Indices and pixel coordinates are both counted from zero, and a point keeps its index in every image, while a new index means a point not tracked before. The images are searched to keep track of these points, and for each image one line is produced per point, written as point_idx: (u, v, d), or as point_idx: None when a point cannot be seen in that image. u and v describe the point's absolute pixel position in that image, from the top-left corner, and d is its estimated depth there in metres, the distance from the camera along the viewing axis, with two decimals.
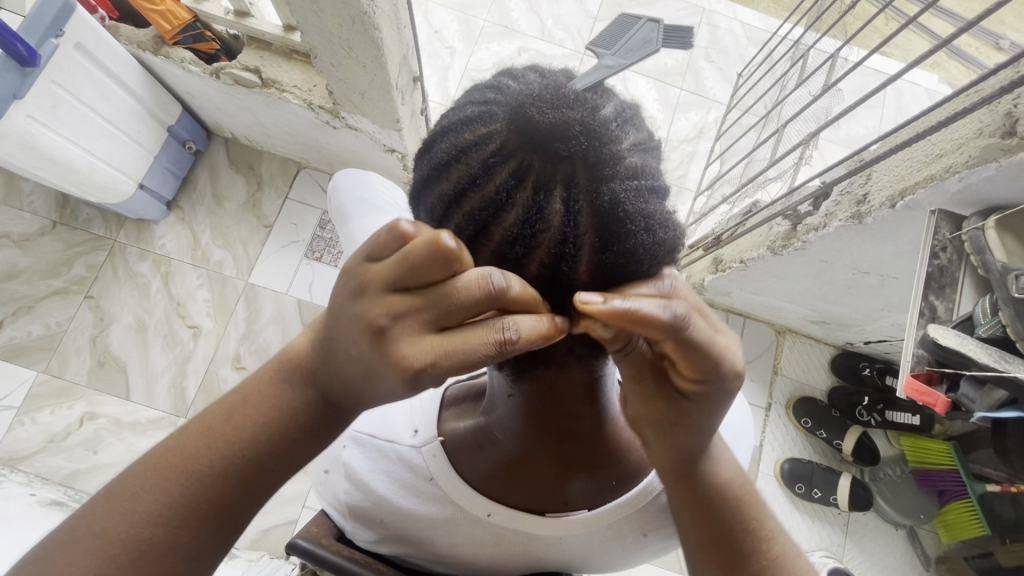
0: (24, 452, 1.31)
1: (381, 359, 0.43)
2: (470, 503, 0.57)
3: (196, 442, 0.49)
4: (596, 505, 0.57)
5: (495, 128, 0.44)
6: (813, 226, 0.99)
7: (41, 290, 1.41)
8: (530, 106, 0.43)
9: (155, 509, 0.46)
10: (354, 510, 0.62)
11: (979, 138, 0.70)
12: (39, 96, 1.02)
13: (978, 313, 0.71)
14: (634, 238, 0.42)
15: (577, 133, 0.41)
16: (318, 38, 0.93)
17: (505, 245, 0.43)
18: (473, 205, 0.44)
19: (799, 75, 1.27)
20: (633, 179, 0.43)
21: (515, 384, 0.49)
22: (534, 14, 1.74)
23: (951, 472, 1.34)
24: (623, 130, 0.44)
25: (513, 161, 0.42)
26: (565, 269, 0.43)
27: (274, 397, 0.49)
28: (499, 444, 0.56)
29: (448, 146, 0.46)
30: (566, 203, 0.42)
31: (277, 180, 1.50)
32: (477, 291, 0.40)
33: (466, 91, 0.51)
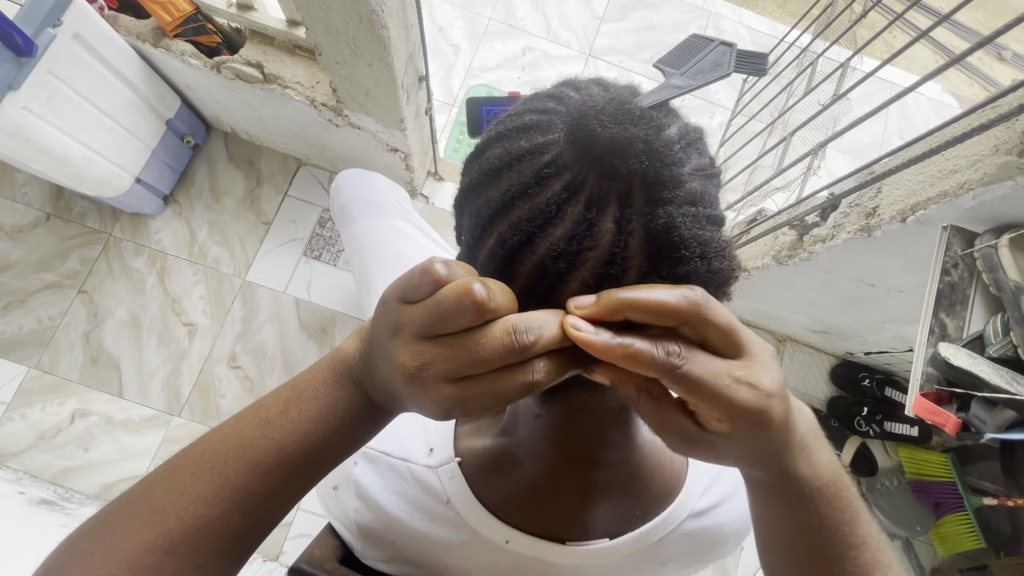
0: (14, 448, 1.29)
1: (415, 392, 0.43)
2: (488, 529, 0.55)
3: (250, 430, 0.50)
4: (617, 534, 0.55)
5: (552, 138, 0.42)
6: (821, 237, 0.97)
7: (33, 284, 1.39)
8: (593, 119, 0.41)
9: (210, 490, 0.48)
10: (365, 530, 0.61)
11: (995, 155, 0.69)
12: (35, 87, 1.00)
13: (990, 332, 0.71)
14: (686, 264, 0.41)
15: (639, 152, 0.40)
16: (323, 34, 0.90)
17: (548, 261, 0.41)
18: (521, 215, 0.41)
19: (807, 83, 1.27)
20: (692, 205, 0.41)
21: (544, 403, 0.47)
22: (540, 14, 1.72)
23: (949, 485, 1.34)
24: (686, 153, 0.42)
25: (567, 174, 0.40)
26: (608, 288, 0.41)
27: (324, 395, 0.51)
28: (520, 468, 0.53)
29: (502, 151, 0.44)
30: (619, 224, 0.40)
31: (277, 177, 1.48)
32: (505, 344, 0.39)
33: (525, 98, 0.49)
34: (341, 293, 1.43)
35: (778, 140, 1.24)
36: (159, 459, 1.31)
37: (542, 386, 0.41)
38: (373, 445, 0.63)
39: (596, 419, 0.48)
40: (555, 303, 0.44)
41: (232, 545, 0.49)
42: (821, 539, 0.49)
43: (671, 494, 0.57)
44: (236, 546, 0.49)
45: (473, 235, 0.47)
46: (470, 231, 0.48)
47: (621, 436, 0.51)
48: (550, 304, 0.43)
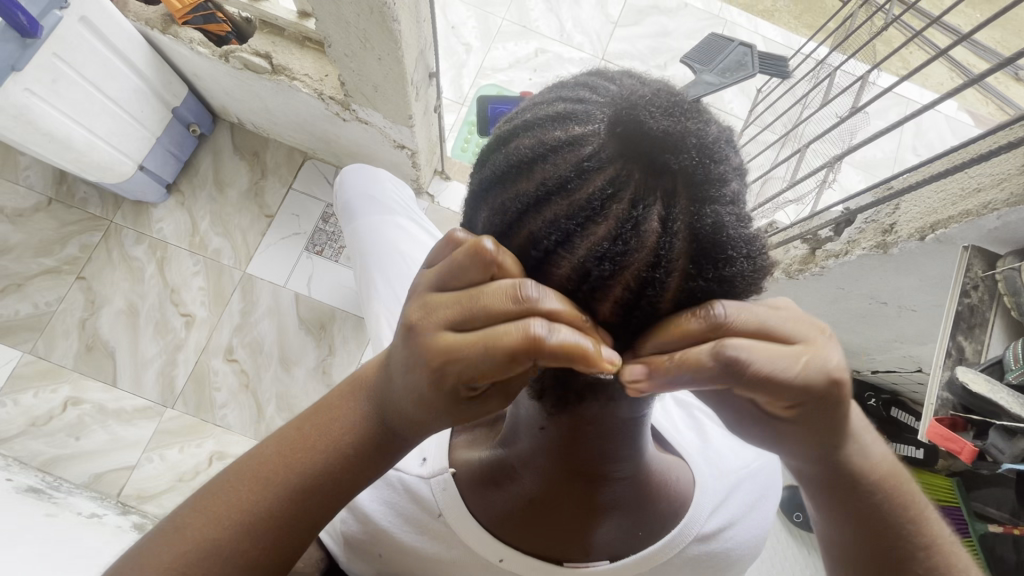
0: (4, 434, 1.27)
1: (415, 353, 0.42)
2: (481, 546, 0.53)
3: (275, 454, 0.49)
4: (618, 556, 0.52)
5: (593, 130, 0.39)
6: (834, 252, 0.95)
7: (32, 268, 1.37)
8: (641, 110, 0.38)
9: (231, 525, 0.47)
10: (353, 540, 0.61)
11: (1021, 174, 0.67)
12: (39, 69, 0.99)
13: (1009, 357, 0.67)
14: (732, 266, 0.39)
15: (690, 146, 0.37)
16: (333, 26, 0.89)
17: (590, 262, 0.38)
18: (559, 211, 0.39)
19: (822, 95, 1.24)
20: (737, 204, 0.39)
21: (551, 417, 0.44)
22: (554, 16, 1.70)
23: (952, 510, 1.30)
24: (730, 151, 0.41)
25: (612, 168, 0.38)
26: (650, 293, 0.39)
27: (348, 416, 0.49)
28: (518, 481, 0.51)
29: (534, 141, 0.41)
30: (665, 222, 0.37)
31: (282, 169, 1.46)
32: (503, 294, 0.38)
33: (549, 86, 0.46)
34: (341, 289, 1.41)
35: (791, 152, 1.22)
36: (151, 451, 1.29)
37: (535, 352, 0.37)
38: None
39: (602, 433, 0.45)
40: (587, 307, 0.40)
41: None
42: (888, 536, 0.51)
43: (677, 515, 0.54)
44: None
45: (496, 232, 0.43)
46: (488, 227, 0.44)
47: (627, 451, 0.48)
48: (586, 308, 0.40)
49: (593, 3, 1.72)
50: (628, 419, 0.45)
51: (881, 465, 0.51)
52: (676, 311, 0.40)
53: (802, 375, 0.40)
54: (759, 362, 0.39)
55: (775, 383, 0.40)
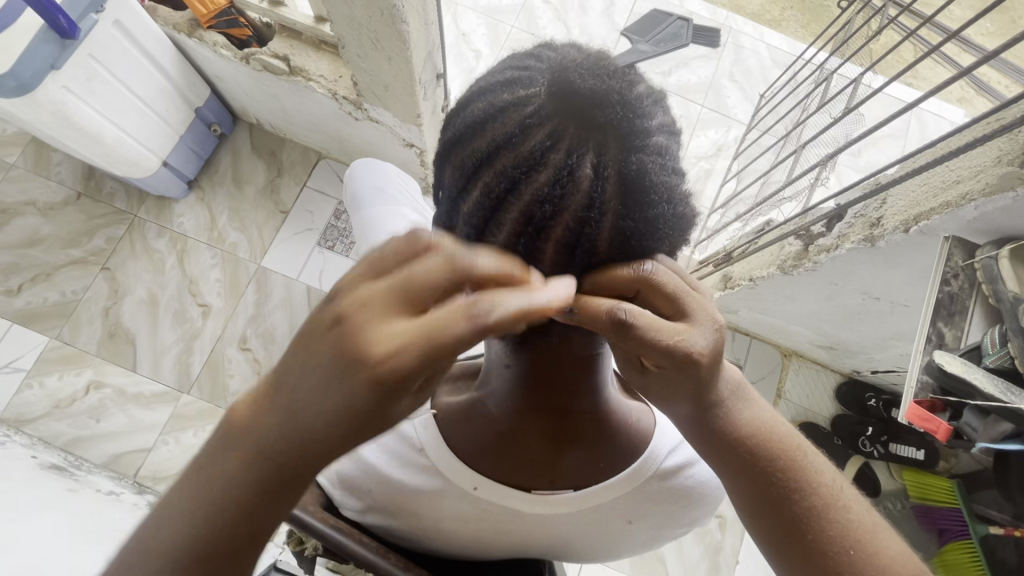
0: (29, 415, 1.33)
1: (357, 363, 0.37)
2: (456, 475, 0.56)
3: (151, 537, 0.39)
4: (583, 486, 0.56)
5: (534, 92, 0.44)
6: (825, 247, 0.97)
7: (61, 258, 1.45)
8: (573, 73, 0.44)
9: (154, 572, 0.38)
10: (342, 475, 0.62)
11: (997, 166, 0.70)
12: (76, 68, 1.06)
13: (987, 343, 0.70)
14: (655, 209, 0.44)
15: (615, 102, 0.42)
16: (347, 28, 0.95)
17: (533, 207, 0.42)
18: (506, 162, 0.43)
19: (821, 98, 1.27)
20: (661, 155, 0.44)
21: (514, 352, 0.50)
22: (561, 23, 1.76)
23: (952, 511, 1.29)
24: (654, 109, 0.45)
25: (550, 123, 0.42)
26: (588, 233, 0.43)
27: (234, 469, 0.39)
28: (491, 417, 0.56)
29: (485, 104, 0.45)
30: (597, 169, 0.42)
31: (297, 168, 1.53)
32: (448, 271, 0.39)
33: (502, 60, 0.51)
34: None
35: (789, 153, 1.24)
36: (166, 434, 1.34)
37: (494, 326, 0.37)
38: None
39: (565, 365, 0.51)
40: (538, 250, 0.44)
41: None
42: (775, 495, 0.49)
43: (639, 448, 0.58)
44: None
45: (456, 187, 0.47)
46: (450, 186, 0.49)
47: (590, 385, 0.54)
48: (533, 250, 0.44)
49: (601, 11, 1.77)
50: (586, 355, 0.50)
51: (754, 422, 0.51)
52: (612, 250, 0.44)
53: (679, 344, 0.45)
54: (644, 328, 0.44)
55: (651, 348, 0.44)
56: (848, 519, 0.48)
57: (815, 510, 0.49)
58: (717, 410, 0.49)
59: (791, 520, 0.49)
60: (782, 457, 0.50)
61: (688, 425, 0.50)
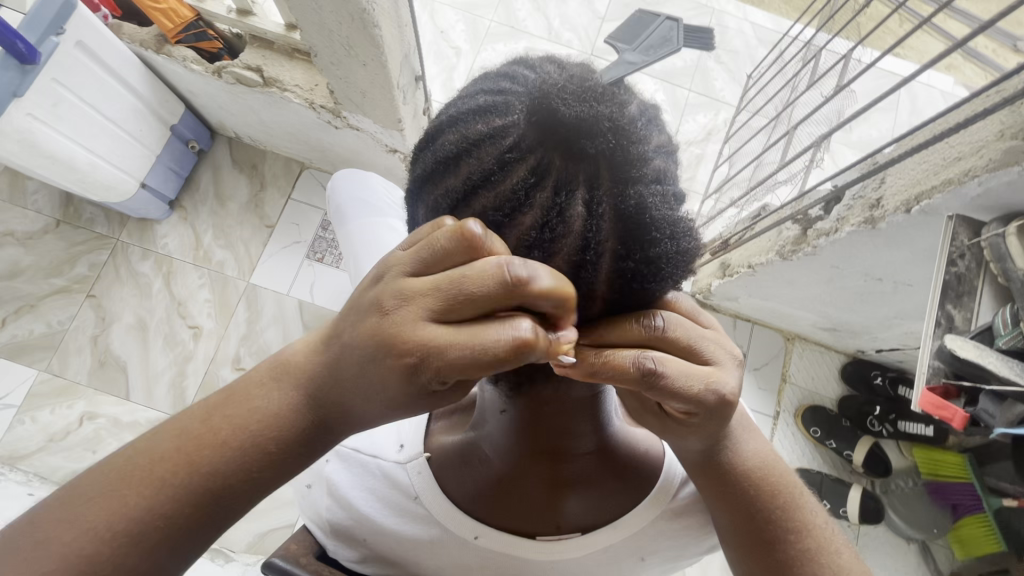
0: (24, 451, 1.30)
1: (384, 349, 0.40)
2: (457, 525, 0.55)
3: (168, 452, 0.48)
4: (590, 528, 0.55)
5: (513, 122, 0.41)
6: (824, 231, 0.95)
7: (44, 288, 1.41)
8: (555, 99, 0.40)
9: (176, 483, 0.47)
10: (335, 526, 0.60)
11: (1000, 140, 0.67)
12: (39, 94, 1.02)
13: (999, 323, 0.68)
14: (658, 246, 0.40)
15: (605, 130, 0.39)
16: (317, 35, 0.91)
17: (521, 251, 0.40)
18: (486, 203, 0.40)
19: (810, 76, 1.24)
20: (659, 183, 0.40)
21: (510, 400, 0.47)
22: (541, 14, 1.72)
23: (966, 486, 1.28)
24: (648, 130, 0.42)
25: (533, 157, 0.39)
26: (585, 276, 0.40)
27: (257, 418, 0.48)
28: (487, 463, 0.55)
29: (459, 137, 0.42)
30: (589, 206, 0.39)
31: (280, 180, 1.49)
32: (492, 278, 0.36)
33: (475, 80, 0.48)
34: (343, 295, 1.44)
35: (782, 134, 1.21)
36: None
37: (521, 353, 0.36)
38: (343, 442, 0.62)
39: (562, 410, 0.48)
40: None
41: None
42: (770, 532, 0.54)
43: (648, 486, 0.56)
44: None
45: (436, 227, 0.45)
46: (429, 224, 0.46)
47: (587, 427, 0.51)
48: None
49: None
50: (587, 396, 0.48)
51: (758, 459, 0.55)
52: (612, 292, 0.42)
53: (709, 388, 0.42)
54: (674, 377, 0.41)
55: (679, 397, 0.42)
56: (838, 563, 0.53)
57: (805, 552, 0.53)
58: (727, 451, 0.53)
59: (781, 559, 0.53)
60: (780, 498, 0.54)
61: (699, 462, 0.52)
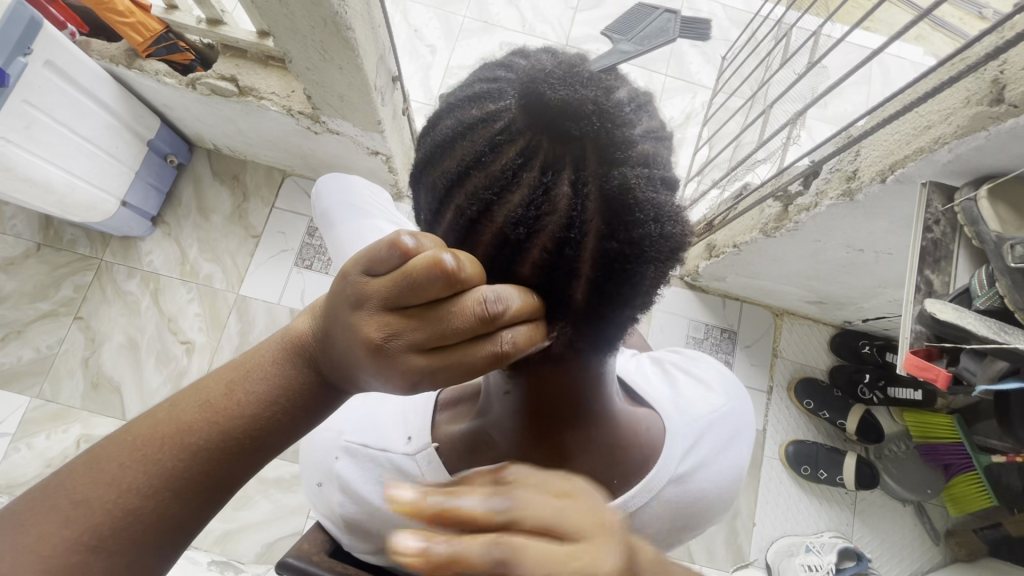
0: (22, 478, 1.29)
1: (381, 367, 0.42)
2: None
3: (192, 415, 0.47)
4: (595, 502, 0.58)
5: (504, 106, 0.41)
6: (805, 206, 0.97)
7: (30, 313, 1.40)
8: (543, 82, 0.41)
9: (193, 440, 0.46)
10: (348, 523, 0.62)
11: (966, 106, 0.69)
12: (11, 116, 1.00)
13: (976, 285, 0.71)
14: (642, 227, 0.41)
15: (590, 112, 0.39)
16: (291, 41, 0.90)
17: (507, 229, 0.40)
18: (478, 183, 0.41)
19: (783, 54, 1.26)
20: (645, 165, 0.41)
21: (510, 380, 0.49)
22: (513, 7, 1.71)
23: (955, 446, 1.32)
24: (637, 115, 0.42)
25: (521, 139, 0.40)
26: (569, 254, 0.40)
27: (277, 381, 0.48)
28: (495, 448, 0.55)
29: (453, 122, 0.44)
30: (575, 186, 0.39)
31: (263, 190, 1.48)
32: (473, 313, 0.39)
33: (476, 68, 0.49)
34: None
35: (758, 114, 1.23)
36: None
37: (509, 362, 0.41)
38: (351, 438, 0.63)
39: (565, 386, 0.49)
40: (517, 273, 0.43)
41: (152, 560, 0.45)
42: None
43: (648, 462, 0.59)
44: (155, 550, 0.46)
45: (431, 209, 0.46)
46: (426, 208, 0.47)
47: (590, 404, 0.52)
48: (510, 271, 0.42)
49: None
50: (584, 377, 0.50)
51: None
52: (596, 272, 0.42)
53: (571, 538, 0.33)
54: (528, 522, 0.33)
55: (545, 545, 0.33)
56: None
57: None
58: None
59: None
60: None
61: None
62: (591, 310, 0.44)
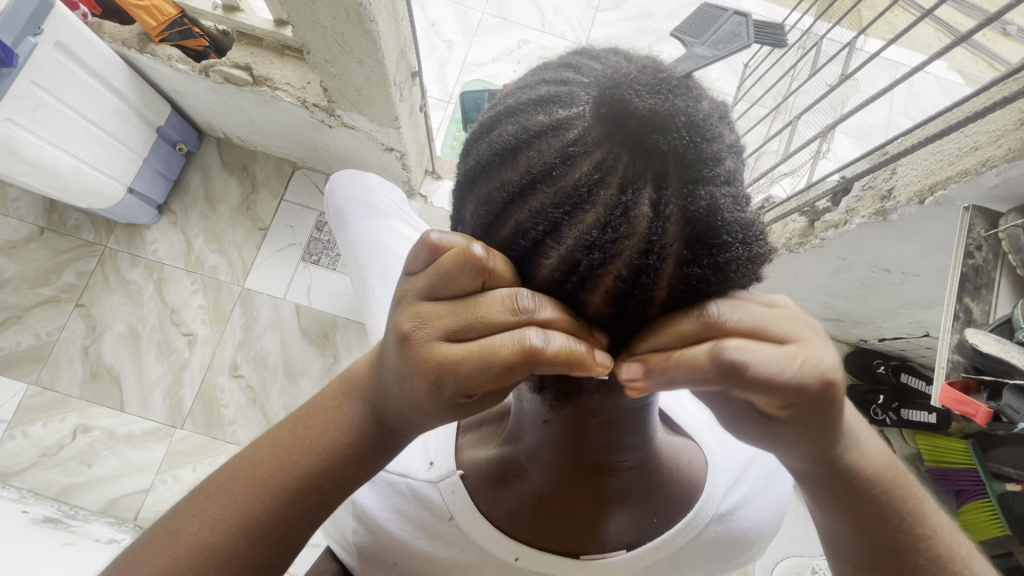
0: (16, 467, 1.27)
1: (409, 361, 0.41)
2: (496, 546, 0.54)
3: (269, 458, 0.48)
4: (634, 544, 0.53)
5: (579, 113, 0.38)
6: (833, 223, 0.93)
7: (30, 299, 1.37)
8: (626, 90, 0.37)
9: (271, 483, 0.47)
10: (362, 552, 0.60)
11: (1018, 129, 0.67)
12: (19, 98, 0.97)
13: (1018, 317, 0.67)
14: (728, 251, 0.38)
15: (679, 125, 0.36)
16: (310, 32, 0.87)
17: (578, 252, 0.37)
18: (546, 199, 0.38)
19: (811, 64, 1.23)
20: (731, 185, 0.38)
21: (554, 409, 0.45)
22: (533, 5, 1.68)
23: (969, 473, 1.28)
24: (722, 128, 0.39)
25: (599, 151, 0.37)
26: (644, 281, 0.38)
27: (342, 423, 0.48)
28: (527, 478, 0.52)
29: (517, 127, 0.40)
30: (656, 207, 0.36)
31: (273, 181, 1.45)
32: (504, 301, 0.39)
33: (534, 70, 0.45)
34: (343, 299, 1.40)
35: (783, 124, 1.20)
36: (163, 473, 1.28)
37: (538, 361, 0.38)
38: None
39: (610, 421, 0.45)
40: (578, 300, 0.40)
41: None
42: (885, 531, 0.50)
43: (693, 496, 0.55)
44: None
45: (483, 223, 0.42)
46: (474, 223, 0.44)
47: (635, 440, 0.48)
48: (575, 297, 0.40)
49: None
50: (632, 409, 0.45)
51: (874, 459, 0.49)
52: (672, 299, 0.39)
53: (796, 372, 0.39)
54: (758, 363, 0.38)
55: (773, 383, 0.38)
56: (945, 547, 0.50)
57: (928, 548, 0.50)
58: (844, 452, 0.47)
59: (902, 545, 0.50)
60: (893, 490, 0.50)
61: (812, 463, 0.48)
62: None
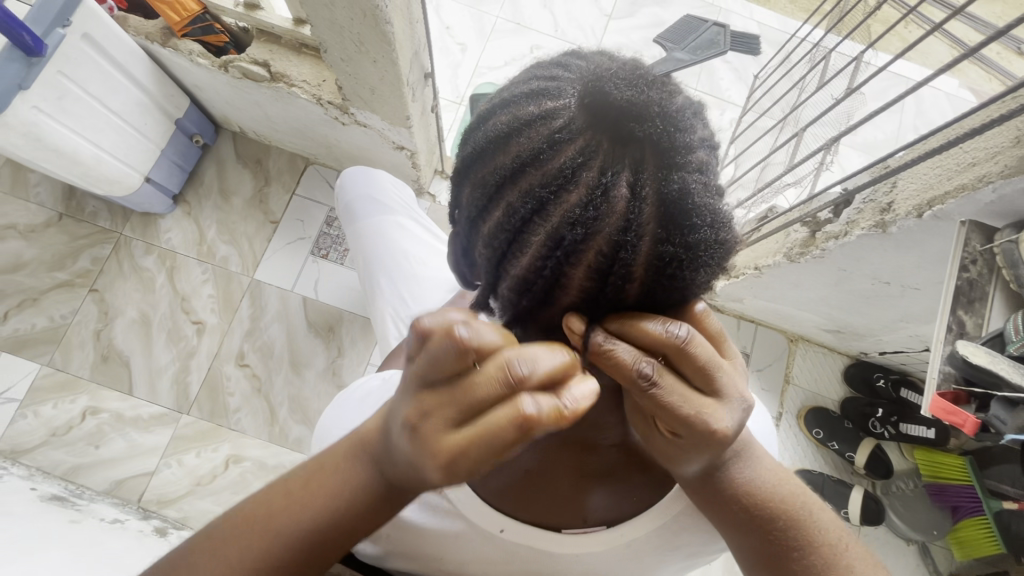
0: (26, 445, 1.30)
1: (419, 453, 0.39)
2: (483, 520, 0.56)
3: (281, 506, 0.48)
4: (614, 521, 0.56)
5: (565, 104, 0.40)
6: (833, 234, 0.94)
7: (46, 282, 1.41)
8: (608, 82, 0.40)
9: (281, 532, 0.47)
10: None
11: (1015, 147, 0.68)
12: (45, 87, 1.00)
13: (1010, 329, 0.69)
14: (697, 232, 0.40)
15: (654, 115, 0.38)
16: (328, 31, 0.90)
17: (563, 229, 0.39)
18: (534, 180, 0.40)
19: (820, 77, 1.24)
20: (702, 173, 0.40)
21: None
22: (547, 11, 1.70)
23: (965, 488, 1.28)
24: (695, 122, 0.41)
25: (583, 138, 0.39)
26: (623, 258, 0.39)
27: (355, 474, 0.48)
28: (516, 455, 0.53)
29: (509, 117, 0.42)
30: (633, 188, 0.38)
31: (285, 176, 1.49)
32: (499, 377, 0.36)
33: (526, 67, 0.48)
34: (350, 292, 1.43)
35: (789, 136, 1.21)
36: (168, 456, 1.31)
37: (541, 428, 0.36)
38: None
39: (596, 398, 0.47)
40: (564, 277, 0.41)
41: None
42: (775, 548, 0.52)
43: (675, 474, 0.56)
44: None
45: (478, 205, 0.44)
46: (470, 205, 0.46)
47: (619, 419, 0.49)
48: (560, 274, 0.41)
49: None
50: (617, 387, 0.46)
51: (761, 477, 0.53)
52: (649, 276, 0.40)
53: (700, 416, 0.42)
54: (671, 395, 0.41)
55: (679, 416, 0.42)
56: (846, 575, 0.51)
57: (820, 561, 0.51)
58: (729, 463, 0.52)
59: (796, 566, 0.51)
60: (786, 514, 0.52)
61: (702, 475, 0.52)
62: (638, 309, 0.44)
